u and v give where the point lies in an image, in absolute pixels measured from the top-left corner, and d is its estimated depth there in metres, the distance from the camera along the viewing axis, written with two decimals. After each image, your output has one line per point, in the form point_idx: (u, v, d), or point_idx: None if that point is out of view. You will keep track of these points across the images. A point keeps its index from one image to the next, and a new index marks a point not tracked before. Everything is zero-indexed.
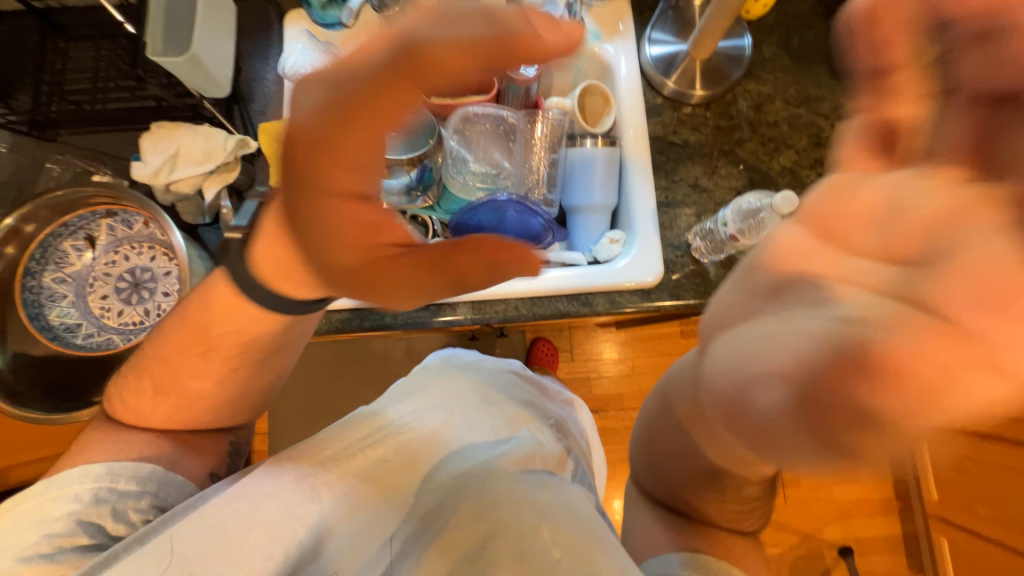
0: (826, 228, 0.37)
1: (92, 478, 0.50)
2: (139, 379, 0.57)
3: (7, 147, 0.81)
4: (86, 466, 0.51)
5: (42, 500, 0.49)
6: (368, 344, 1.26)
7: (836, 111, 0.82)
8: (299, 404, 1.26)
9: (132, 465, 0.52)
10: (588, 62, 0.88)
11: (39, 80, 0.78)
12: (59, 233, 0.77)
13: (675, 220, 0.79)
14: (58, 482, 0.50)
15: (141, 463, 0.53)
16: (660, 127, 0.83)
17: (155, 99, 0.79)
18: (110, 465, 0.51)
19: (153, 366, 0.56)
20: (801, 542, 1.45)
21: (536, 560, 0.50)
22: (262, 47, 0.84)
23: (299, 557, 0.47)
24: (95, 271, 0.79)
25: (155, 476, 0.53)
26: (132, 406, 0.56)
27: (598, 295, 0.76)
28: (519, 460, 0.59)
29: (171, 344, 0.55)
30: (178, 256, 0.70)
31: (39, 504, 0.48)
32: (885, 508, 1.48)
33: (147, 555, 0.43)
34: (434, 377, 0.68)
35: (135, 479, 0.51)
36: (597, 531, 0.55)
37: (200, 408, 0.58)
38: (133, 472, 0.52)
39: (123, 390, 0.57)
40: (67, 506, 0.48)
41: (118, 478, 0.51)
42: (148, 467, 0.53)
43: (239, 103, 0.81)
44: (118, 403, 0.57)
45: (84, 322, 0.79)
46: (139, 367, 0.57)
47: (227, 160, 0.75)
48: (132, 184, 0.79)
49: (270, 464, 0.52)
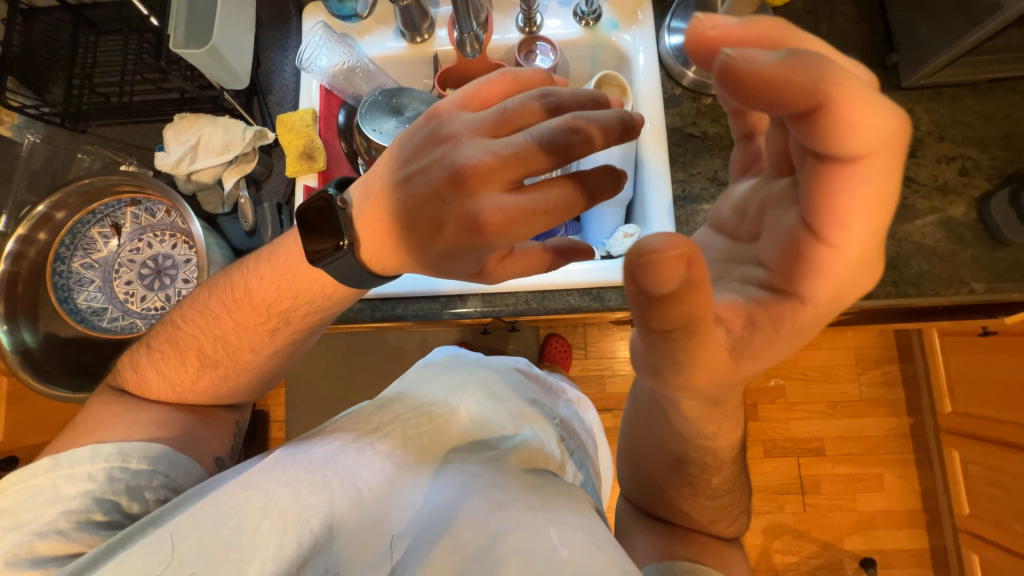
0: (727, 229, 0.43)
1: (103, 458, 0.52)
2: (178, 352, 0.59)
3: (41, 138, 0.84)
4: (96, 446, 0.52)
5: (53, 478, 0.50)
6: (382, 336, 1.27)
7: None
8: (315, 393, 1.29)
9: (142, 445, 0.54)
10: (605, 51, 0.87)
11: (70, 73, 0.82)
12: (88, 220, 0.80)
13: (692, 215, 0.76)
14: (68, 460, 0.51)
15: (151, 443, 0.54)
16: (679, 118, 0.80)
17: (179, 92, 0.80)
18: (120, 446, 0.53)
19: (195, 340, 0.59)
20: (821, 551, 1.40)
21: (544, 560, 0.44)
22: (281, 39, 0.85)
23: (312, 545, 0.46)
24: (121, 257, 0.82)
25: (162, 457, 0.54)
26: (169, 377, 0.59)
27: (611, 290, 0.74)
28: (524, 458, 0.57)
29: (217, 319, 0.58)
30: (197, 244, 0.72)
31: (51, 482, 0.50)
32: (911, 520, 1.42)
33: (159, 540, 0.44)
34: (437, 372, 0.70)
35: (146, 458, 0.53)
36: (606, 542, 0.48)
37: (235, 382, 0.62)
38: (143, 452, 0.53)
39: (159, 363, 0.60)
40: (81, 484, 0.50)
41: (130, 457, 0.53)
42: (157, 447, 0.54)
43: (258, 94, 0.82)
44: (154, 375, 0.59)
45: (109, 307, 0.82)
46: (176, 342, 0.60)
47: (245, 151, 0.76)
48: (157, 175, 0.81)
49: (297, 446, 0.55)
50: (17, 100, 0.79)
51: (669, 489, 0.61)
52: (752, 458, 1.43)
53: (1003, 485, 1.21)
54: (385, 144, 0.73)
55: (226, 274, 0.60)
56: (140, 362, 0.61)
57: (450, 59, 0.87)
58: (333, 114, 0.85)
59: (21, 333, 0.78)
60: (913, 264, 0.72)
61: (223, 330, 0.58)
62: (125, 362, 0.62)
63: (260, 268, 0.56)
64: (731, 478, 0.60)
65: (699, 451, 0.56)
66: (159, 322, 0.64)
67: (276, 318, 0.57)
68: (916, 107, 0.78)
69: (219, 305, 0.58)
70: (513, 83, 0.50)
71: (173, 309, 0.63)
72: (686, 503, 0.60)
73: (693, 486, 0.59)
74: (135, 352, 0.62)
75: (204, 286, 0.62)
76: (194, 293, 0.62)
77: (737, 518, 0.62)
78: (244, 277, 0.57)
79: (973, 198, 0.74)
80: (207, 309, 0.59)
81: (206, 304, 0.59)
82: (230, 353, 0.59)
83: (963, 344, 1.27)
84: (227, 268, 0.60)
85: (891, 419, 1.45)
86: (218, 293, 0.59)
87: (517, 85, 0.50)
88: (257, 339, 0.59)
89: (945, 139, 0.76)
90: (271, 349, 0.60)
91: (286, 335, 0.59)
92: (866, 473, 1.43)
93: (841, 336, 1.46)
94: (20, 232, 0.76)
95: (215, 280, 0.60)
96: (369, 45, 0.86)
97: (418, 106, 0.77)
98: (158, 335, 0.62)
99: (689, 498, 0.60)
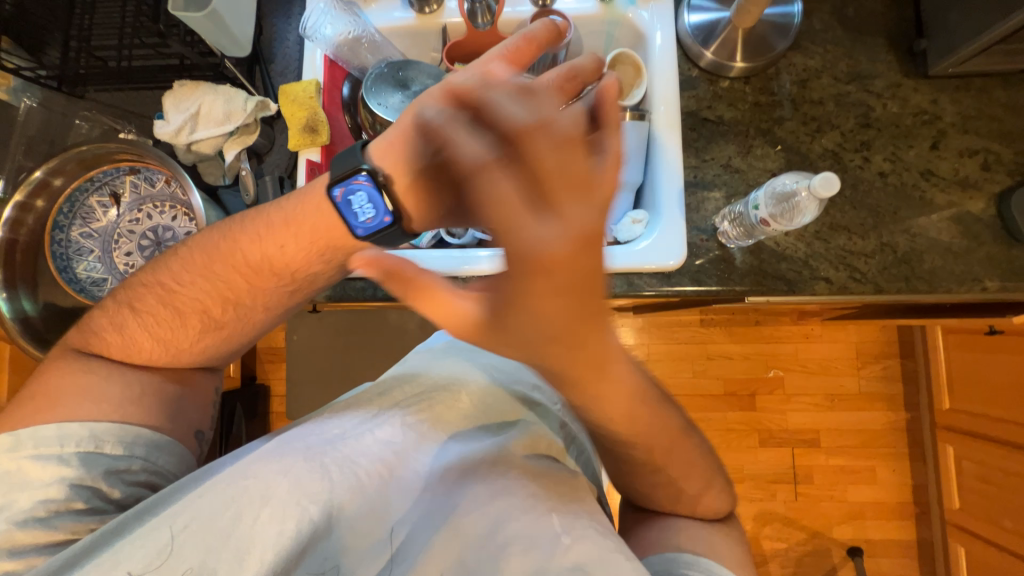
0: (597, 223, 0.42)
1: (74, 442, 0.51)
2: (176, 316, 0.57)
3: (38, 102, 0.82)
4: (62, 425, 0.51)
5: (17, 460, 0.49)
6: (383, 315, 1.26)
7: (890, 90, 0.76)
8: (314, 370, 1.29)
9: (117, 428, 0.53)
10: (620, 28, 0.84)
11: (67, 35, 0.79)
12: (86, 188, 0.79)
13: (702, 203, 0.75)
14: (31, 441, 0.50)
15: (125, 427, 0.53)
16: (694, 101, 0.78)
17: (179, 58, 0.78)
18: (91, 429, 0.52)
19: (195, 303, 0.57)
20: (809, 539, 1.43)
21: (546, 547, 0.46)
22: (285, 5, 0.82)
23: (311, 534, 0.47)
24: (120, 227, 0.81)
25: (139, 440, 0.54)
26: (166, 340, 0.58)
27: (615, 277, 0.73)
28: (526, 446, 0.57)
29: (223, 283, 0.57)
30: (197, 216, 0.71)
31: (16, 465, 0.49)
32: (901, 512, 1.44)
33: (158, 529, 0.45)
34: (439, 356, 0.68)
35: (121, 443, 0.53)
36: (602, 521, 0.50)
37: (235, 346, 0.61)
38: (118, 437, 0.53)
39: (153, 326, 0.57)
40: (54, 470, 0.50)
41: (103, 441, 0.52)
42: (133, 430, 0.54)
43: (260, 63, 0.79)
44: (147, 338, 0.57)
45: (109, 278, 0.81)
46: (171, 305, 0.57)
47: (246, 122, 0.75)
48: (156, 144, 0.79)
49: (294, 433, 0.54)
50: (13, 62, 0.77)
51: (649, 484, 0.59)
52: (747, 447, 1.44)
53: (996, 481, 1.22)
54: (390, 119, 0.71)
55: (230, 237, 0.58)
56: (128, 324, 0.58)
57: (460, 31, 0.84)
58: (337, 87, 0.83)
59: (20, 300, 0.79)
60: (926, 259, 0.71)
61: (231, 294, 0.58)
62: (103, 323, 0.58)
63: (278, 235, 0.56)
64: (705, 464, 0.59)
65: (673, 446, 0.55)
66: (142, 279, 0.59)
67: (294, 282, 0.59)
68: (941, 97, 0.75)
69: (226, 268, 0.57)
70: (534, 48, 0.55)
71: (160, 266, 0.59)
72: (667, 492, 0.59)
73: (677, 477, 0.58)
74: (116, 312, 0.58)
75: (199, 245, 0.59)
76: (186, 251, 0.59)
77: (726, 506, 0.59)
78: (257, 243, 0.57)
79: (993, 194, 0.72)
80: (211, 272, 0.57)
81: (208, 265, 0.57)
82: (236, 318, 0.59)
83: (966, 341, 1.26)
84: (230, 229, 0.58)
85: (888, 413, 1.45)
86: (223, 256, 0.57)
87: (529, 44, 0.55)
88: (265, 303, 0.59)
89: (969, 132, 0.74)
90: (278, 314, 0.61)
91: (296, 299, 0.61)
92: (860, 465, 1.44)
93: (844, 330, 1.46)
94: (19, 198, 0.75)
95: (216, 242, 0.58)
96: (375, 14, 0.82)
97: (425, 81, 0.74)
98: (146, 295, 0.58)
99: (681, 484, 0.59)
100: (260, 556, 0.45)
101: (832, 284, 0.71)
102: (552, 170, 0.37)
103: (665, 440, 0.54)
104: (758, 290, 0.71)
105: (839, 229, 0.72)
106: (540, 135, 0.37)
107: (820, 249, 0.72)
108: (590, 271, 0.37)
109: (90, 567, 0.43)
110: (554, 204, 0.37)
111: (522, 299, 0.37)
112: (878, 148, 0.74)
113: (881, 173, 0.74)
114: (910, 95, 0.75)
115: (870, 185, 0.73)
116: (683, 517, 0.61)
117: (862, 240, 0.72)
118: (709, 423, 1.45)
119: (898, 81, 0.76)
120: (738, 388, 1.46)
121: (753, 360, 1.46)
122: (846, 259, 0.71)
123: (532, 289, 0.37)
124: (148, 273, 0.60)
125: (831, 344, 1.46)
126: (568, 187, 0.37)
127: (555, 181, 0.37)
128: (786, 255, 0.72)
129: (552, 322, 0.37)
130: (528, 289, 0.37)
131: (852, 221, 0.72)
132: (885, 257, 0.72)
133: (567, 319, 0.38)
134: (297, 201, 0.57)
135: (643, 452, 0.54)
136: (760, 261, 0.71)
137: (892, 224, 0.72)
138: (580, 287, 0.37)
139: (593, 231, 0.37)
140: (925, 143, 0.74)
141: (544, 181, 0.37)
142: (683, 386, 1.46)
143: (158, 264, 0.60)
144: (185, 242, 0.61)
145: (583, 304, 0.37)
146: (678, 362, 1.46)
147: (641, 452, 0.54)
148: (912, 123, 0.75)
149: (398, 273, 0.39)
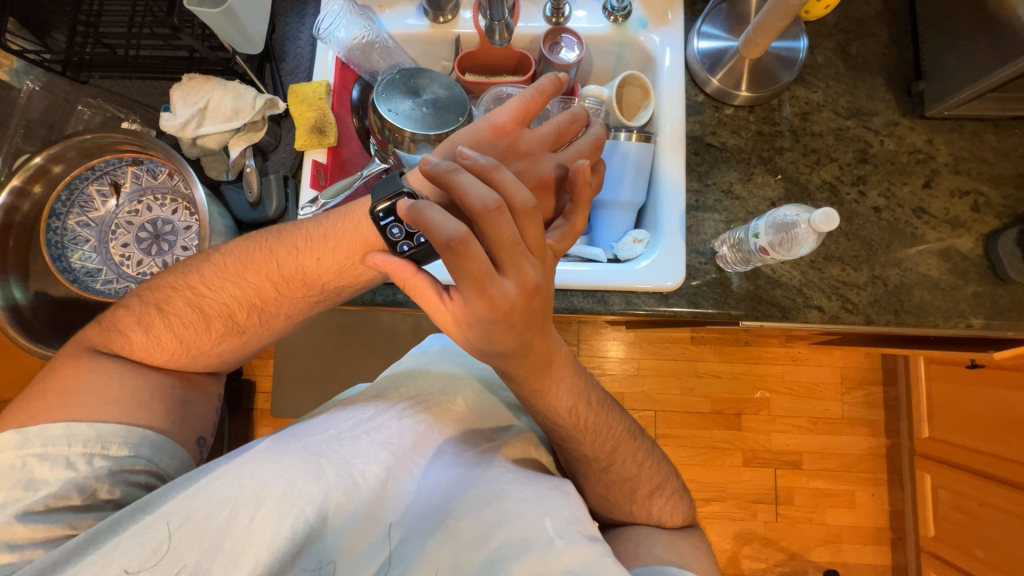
0: (548, 278, 0.51)
1: (81, 442, 0.50)
2: (201, 320, 0.57)
3: (41, 86, 0.82)
4: (71, 425, 0.50)
5: (23, 456, 0.48)
6: (375, 317, 1.25)
7: (888, 127, 0.78)
8: (301, 368, 1.27)
9: (122, 430, 0.52)
10: (631, 50, 0.85)
11: (76, 20, 0.78)
12: (86, 176, 0.77)
13: (701, 225, 0.76)
14: (39, 439, 0.49)
15: (131, 429, 0.53)
16: (699, 126, 0.79)
17: (189, 50, 0.77)
18: (99, 429, 0.51)
19: (222, 308, 0.57)
20: (787, 560, 1.44)
21: (540, 551, 0.46)
22: (299, 6, 0.82)
23: (303, 534, 0.47)
24: (118, 218, 0.80)
25: (144, 442, 0.53)
26: (189, 343, 0.58)
27: (614, 294, 0.74)
28: (514, 454, 0.58)
29: (253, 290, 0.57)
30: (200, 212, 0.69)
31: (21, 461, 0.48)
32: (877, 537, 1.46)
33: (152, 528, 0.44)
34: (430, 363, 0.66)
35: (128, 444, 0.52)
36: (590, 525, 0.50)
37: (256, 349, 0.61)
38: (124, 438, 0.52)
39: (178, 328, 0.57)
40: (60, 471, 0.48)
41: (109, 443, 0.51)
42: (139, 432, 0.53)
43: (271, 61, 0.79)
44: (172, 339, 0.57)
45: (104, 268, 0.80)
46: (200, 308, 0.57)
47: (254, 119, 0.74)
48: (161, 136, 0.78)
49: (289, 434, 0.53)
50: (17, 44, 0.76)
51: (618, 496, 0.63)
52: (731, 465, 1.46)
53: (970, 511, 1.25)
54: (398, 125, 0.71)
55: (266, 246, 0.57)
56: (153, 325, 0.57)
57: (472, 43, 0.85)
58: (347, 89, 0.83)
59: (12, 289, 0.79)
60: (915, 294, 0.73)
61: (259, 301, 0.57)
62: (129, 322, 0.57)
63: (314, 249, 0.56)
64: (656, 468, 0.64)
65: (619, 448, 0.61)
66: (170, 281, 0.58)
67: (323, 295, 0.58)
68: (936, 137, 0.77)
69: (258, 277, 0.57)
70: (542, 99, 0.60)
71: (191, 269, 0.58)
72: (636, 505, 0.62)
73: (638, 483, 0.62)
74: (143, 312, 0.58)
75: (234, 252, 0.58)
76: (218, 257, 0.58)
77: (686, 514, 0.64)
78: (292, 255, 0.57)
79: (981, 233, 0.74)
80: (243, 279, 0.57)
81: (241, 273, 0.57)
82: (261, 324, 0.59)
83: (948, 372, 1.30)
84: (267, 240, 0.58)
85: (869, 439, 1.48)
86: (258, 264, 0.57)
87: (540, 99, 0.60)
88: (291, 312, 0.59)
89: (960, 172, 0.76)
90: (302, 319, 0.61)
91: (319, 308, 0.60)
92: (840, 489, 1.46)
93: (829, 355, 1.49)
94: (16, 183, 0.74)
95: (251, 251, 0.57)
96: (390, 20, 0.83)
97: (436, 90, 0.74)
98: (174, 298, 0.58)
99: (654, 498, 0.63)
100: (258, 553, 0.45)
101: (825, 313, 0.73)
102: (506, 243, 0.46)
103: (607, 438, 0.61)
104: (753, 315, 0.72)
105: (833, 260, 0.74)
106: (499, 215, 0.45)
107: (813, 278, 0.73)
108: (532, 312, 0.48)
109: (83, 564, 0.43)
110: (507, 266, 0.46)
111: (471, 323, 0.48)
112: (874, 183, 0.76)
113: (876, 208, 0.76)
114: (907, 134, 0.78)
115: (865, 219, 0.75)
116: (672, 539, 0.61)
117: (854, 271, 0.73)
118: (694, 440, 1.46)
119: (896, 119, 0.78)
120: (725, 407, 1.47)
121: (740, 380, 1.48)
122: (839, 289, 0.73)
123: (479, 319, 0.47)
124: (179, 274, 0.59)
125: (817, 367, 1.49)
126: (519, 255, 0.46)
127: (509, 250, 0.46)
128: (782, 282, 0.73)
129: (497, 339, 0.49)
130: (485, 321, 0.47)
131: (846, 252, 0.74)
132: (876, 289, 0.73)
133: (510, 342, 0.49)
134: (336, 219, 0.57)
135: (589, 447, 0.60)
136: (756, 287, 0.73)
137: (884, 257, 0.74)
138: (522, 323, 0.48)
139: (535, 286, 0.47)
140: (919, 181, 0.76)
141: (502, 251, 0.46)
142: (670, 402, 1.47)
143: (188, 266, 0.59)
144: (217, 247, 0.60)
145: (521, 331, 0.49)
146: (667, 378, 1.47)
147: (583, 444, 0.60)
148: (907, 160, 0.77)
149: (400, 279, 0.52)
